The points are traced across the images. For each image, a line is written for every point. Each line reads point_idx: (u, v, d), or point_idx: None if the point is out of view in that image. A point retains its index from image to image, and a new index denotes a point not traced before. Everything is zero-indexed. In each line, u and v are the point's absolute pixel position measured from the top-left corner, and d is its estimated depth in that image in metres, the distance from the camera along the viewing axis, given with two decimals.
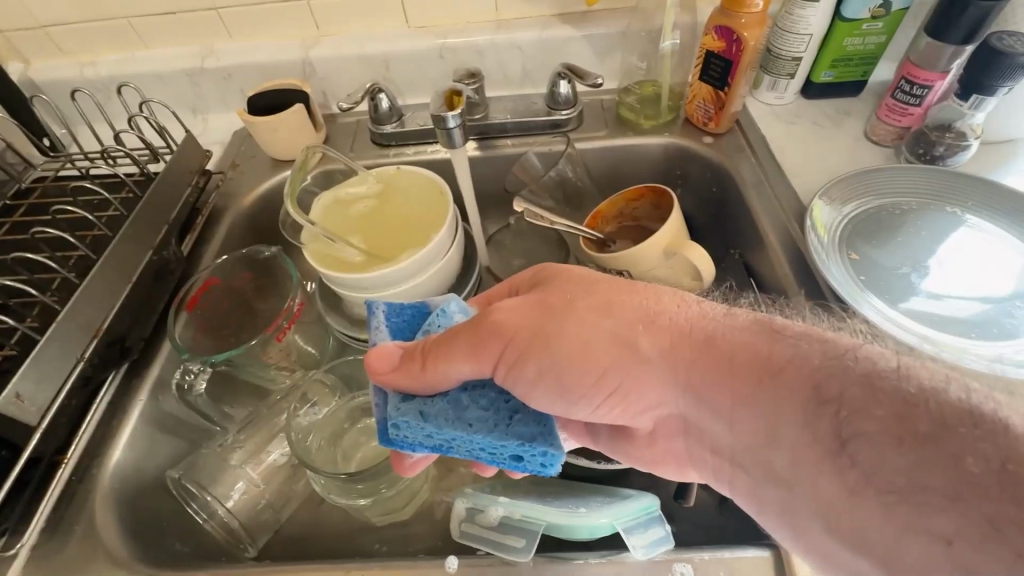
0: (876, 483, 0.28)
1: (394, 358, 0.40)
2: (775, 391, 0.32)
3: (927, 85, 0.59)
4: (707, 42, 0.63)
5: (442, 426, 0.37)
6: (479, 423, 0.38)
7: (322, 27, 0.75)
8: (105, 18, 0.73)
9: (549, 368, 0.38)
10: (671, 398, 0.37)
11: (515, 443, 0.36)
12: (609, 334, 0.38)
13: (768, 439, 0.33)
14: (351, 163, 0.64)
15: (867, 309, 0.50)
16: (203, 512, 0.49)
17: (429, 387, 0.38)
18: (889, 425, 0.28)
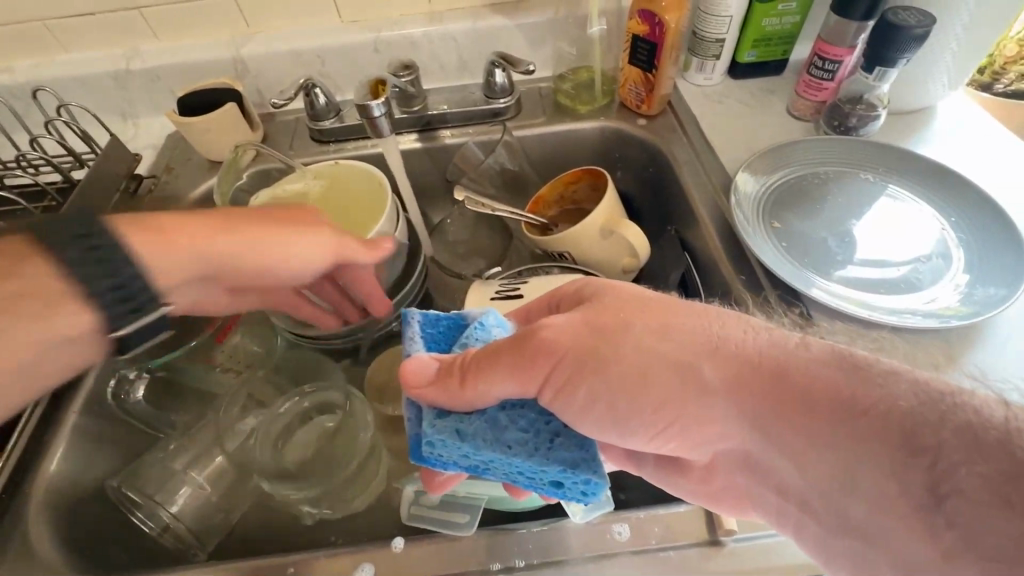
0: (976, 546, 0.26)
1: (430, 368, 0.37)
2: (862, 434, 0.30)
3: (838, 60, 0.63)
4: (632, 26, 0.64)
5: (481, 447, 0.35)
6: (519, 446, 0.35)
7: (252, 24, 0.74)
8: (17, 21, 0.70)
9: (601, 391, 0.36)
10: (739, 436, 0.34)
11: (558, 470, 0.35)
12: (668, 363, 0.35)
13: (840, 479, 0.31)
14: (286, 159, 0.63)
15: (799, 278, 0.52)
16: (149, 520, 0.48)
17: (467, 405, 0.36)
18: (991, 484, 0.26)
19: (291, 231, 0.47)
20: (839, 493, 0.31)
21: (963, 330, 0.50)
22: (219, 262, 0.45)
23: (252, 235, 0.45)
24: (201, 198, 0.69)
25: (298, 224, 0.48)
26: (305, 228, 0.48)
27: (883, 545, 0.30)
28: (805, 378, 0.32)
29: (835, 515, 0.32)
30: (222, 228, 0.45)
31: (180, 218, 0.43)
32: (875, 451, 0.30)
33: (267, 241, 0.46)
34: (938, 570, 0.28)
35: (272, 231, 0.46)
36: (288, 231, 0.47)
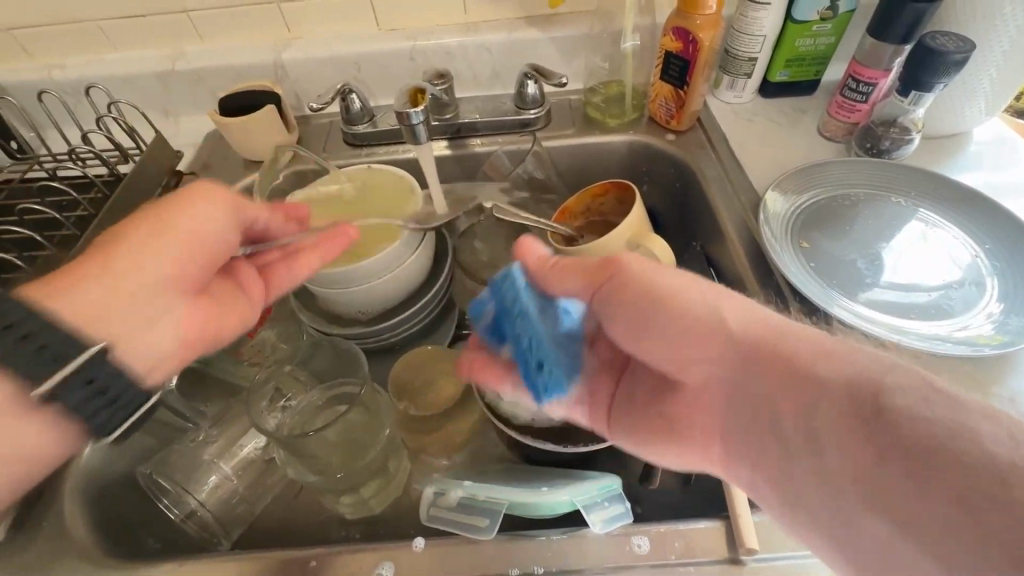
0: (907, 459, 0.26)
1: (545, 255, 0.45)
2: (834, 389, 0.30)
3: (872, 82, 0.63)
4: (666, 43, 0.65)
5: (526, 312, 0.44)
6: (547, 332, 0.45)
7: (293, 30, 0.76)
8: (72, 20, 0.73)
9: (632, 310, 0.39)
10: (720, 359, 0.36)
11: (548, 357, 0.44)
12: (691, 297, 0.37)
13: (806, 431, 0.31)
14: (322, 162, 0.65)
15: (828, 301, 0.52)
16: (177, 507, 0.51)
17: (543, 283, 0.44)
18: (937, 413, 0.26)
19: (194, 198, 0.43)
20: (802, 447, 0.31)
21: (995, 361, 0.49)
22: (189, 243, 0.41)
23: (169, 220, 0.41)
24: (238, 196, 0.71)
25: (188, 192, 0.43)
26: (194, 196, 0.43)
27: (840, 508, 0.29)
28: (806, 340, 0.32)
29: (786, 438, 0.32)
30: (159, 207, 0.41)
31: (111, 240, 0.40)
32: (839, 405, 0.29)
33: (182, 220, 0.41)
34: (875, 487, 0.27)
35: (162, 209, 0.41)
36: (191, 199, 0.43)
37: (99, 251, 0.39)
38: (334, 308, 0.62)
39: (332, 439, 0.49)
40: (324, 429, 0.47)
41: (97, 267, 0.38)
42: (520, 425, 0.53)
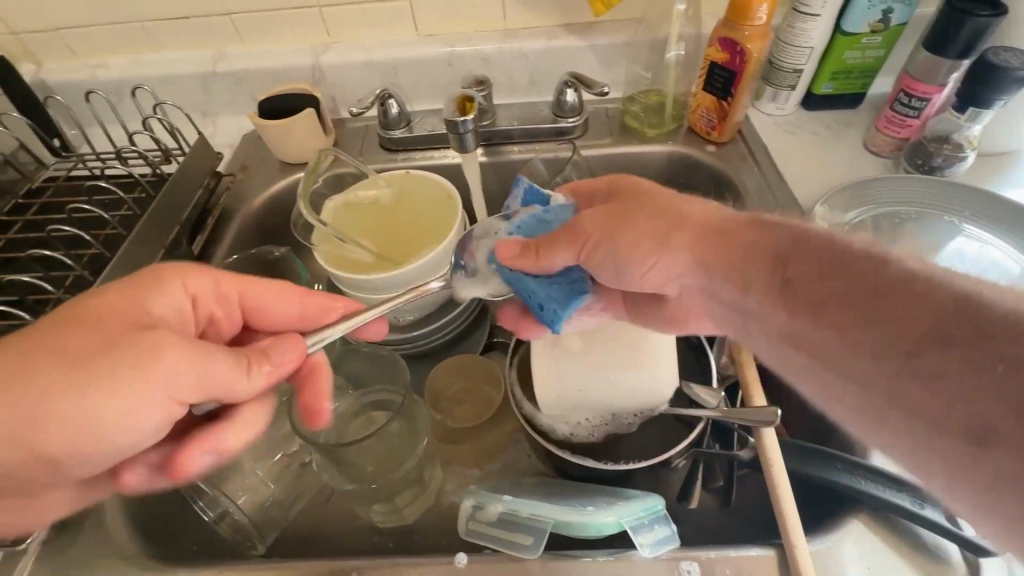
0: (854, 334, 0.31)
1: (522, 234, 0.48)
2: (871, 286, 0.31)
3: (926, 98, 0.61)
4: (711, 53, 0.64)
5: (517, 277, 0.46)
6: (541, 281, 0.47)
7: (333, 34, 0.76)
8: (117, 21, 0.74)
9: (609, 252, 0.44)
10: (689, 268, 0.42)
11: (545, 295, 0.46)
12: (645, 224, 0.43)
13: (843, 330, 0.32)
14: (362, 166, 0.65)
15: None
16: (211, 510, 0.49)
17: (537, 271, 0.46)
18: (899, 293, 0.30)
19: (105, 367, 0.34)
20: (844, 350, 0.31)
21: None
22: (47, 433, 0.33)
23: (39, 387, 0.33)
24: (276, 198, 0.72)
25: (114, 349, 0.34)
26: (117, 369, 0.34)
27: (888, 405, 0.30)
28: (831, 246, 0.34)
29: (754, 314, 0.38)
30: (77, 352, 0.34)
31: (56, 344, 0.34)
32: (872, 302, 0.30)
33: (60, 398, 0.33)
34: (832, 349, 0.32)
35: (64, 358, 0.34)
36: (88, 374, 0.33)
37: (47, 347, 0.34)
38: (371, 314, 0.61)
39: (373, 450, 0.49)
40: (364, 440, 0.46)
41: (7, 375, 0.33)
42: (558, 440, 0.51)
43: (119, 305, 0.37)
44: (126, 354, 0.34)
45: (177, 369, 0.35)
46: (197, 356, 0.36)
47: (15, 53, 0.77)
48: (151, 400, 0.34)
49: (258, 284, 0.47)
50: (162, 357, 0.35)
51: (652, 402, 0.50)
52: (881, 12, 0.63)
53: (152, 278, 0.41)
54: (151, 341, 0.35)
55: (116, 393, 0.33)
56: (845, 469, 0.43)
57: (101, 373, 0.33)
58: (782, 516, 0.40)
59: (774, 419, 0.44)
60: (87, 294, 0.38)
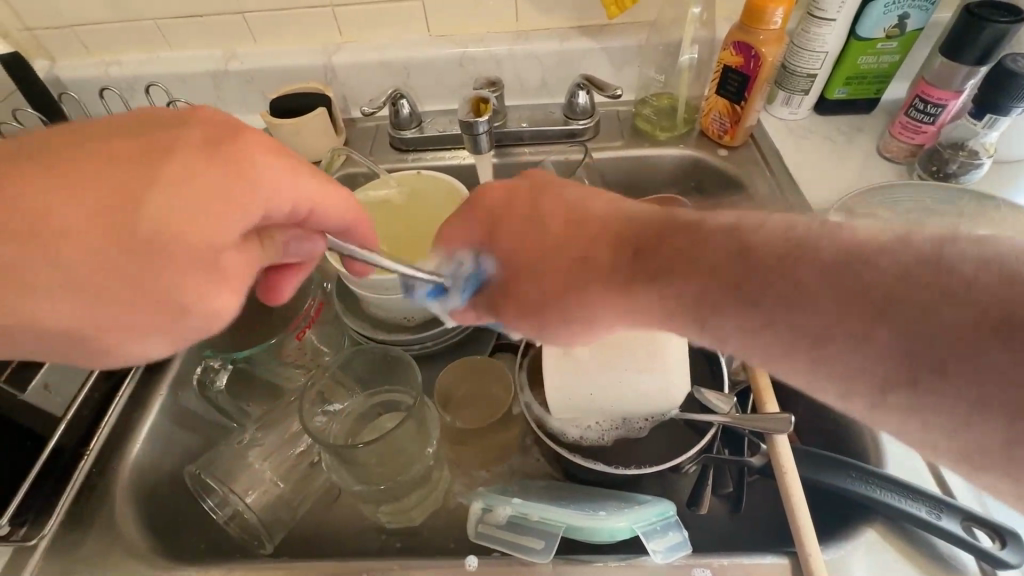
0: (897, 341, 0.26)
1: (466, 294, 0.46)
2: (817, 284, 0.28)
3: (941, 104, 0.61)
4: (725, 57, 0.64)
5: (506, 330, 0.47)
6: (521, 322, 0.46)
7: (345, 34, 0.76)
8: (131, 19, 0.75)
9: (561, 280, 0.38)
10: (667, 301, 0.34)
11: None
12: (566, 245, 0.38)
13: (817, 331, 0.28)
14: (373, 166, 0.65)
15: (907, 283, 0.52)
16: (222, 508, 0.50)
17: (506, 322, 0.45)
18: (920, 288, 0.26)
19: (78, 218, 0.28)
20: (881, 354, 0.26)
21: None
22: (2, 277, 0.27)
23: (84, 245, 0.28)
24: None
25: (105, 193, 0.28)
26: (105, 229, 0.28)
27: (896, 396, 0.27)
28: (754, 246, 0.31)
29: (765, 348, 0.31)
30: (58, 178, 0.28)
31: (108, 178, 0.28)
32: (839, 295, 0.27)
33: (24, 235, 0.27)
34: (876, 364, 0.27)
35: (42, 191, 0.27)
36: (61, 227, 0.27)
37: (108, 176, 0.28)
38: (381, 314, 0.61)
39: (379, 452, 0.47)
40: (372, 444, 0.46)
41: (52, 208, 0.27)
42: (570, 443, 0.52)
43: (119, 137, 0.30)
44: (127, 192, 0.28)
45: (173, 226, 0.29)
46: (197, 204, 0.30)
47: (29, 50, 0.77)
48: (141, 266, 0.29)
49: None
50: (149, 205, 0.29)
51: (663, 407, 0.50)
52: (897, 18, 0.62)
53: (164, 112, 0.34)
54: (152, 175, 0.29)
55: (91, 255, 0.28)
56: (859, 477, 0.43)
57: (83, 230, 0.28)
58: (795, 524, 0.40)
59: (786, 427, 0.44)
60: (159, 129, 0.32)
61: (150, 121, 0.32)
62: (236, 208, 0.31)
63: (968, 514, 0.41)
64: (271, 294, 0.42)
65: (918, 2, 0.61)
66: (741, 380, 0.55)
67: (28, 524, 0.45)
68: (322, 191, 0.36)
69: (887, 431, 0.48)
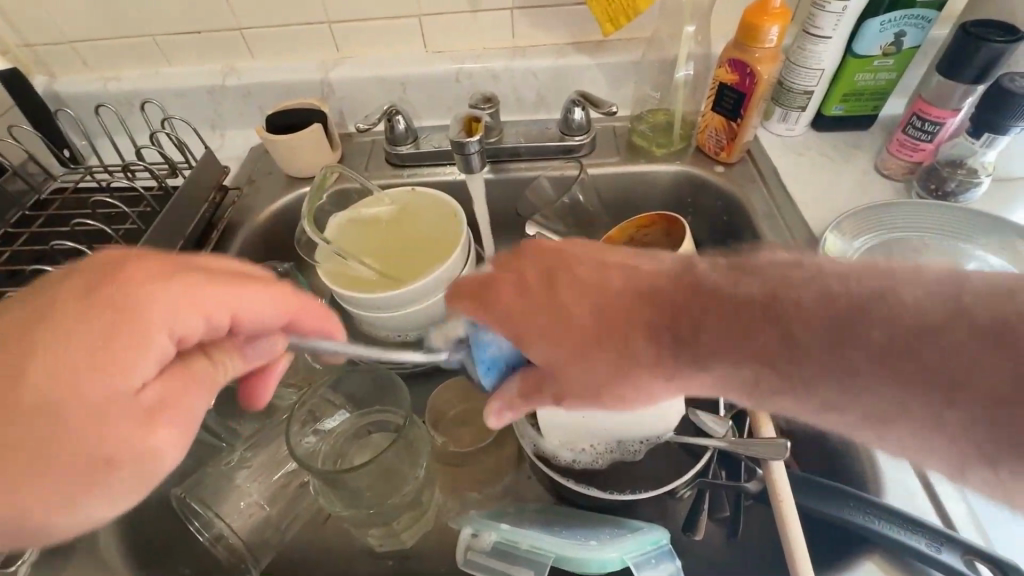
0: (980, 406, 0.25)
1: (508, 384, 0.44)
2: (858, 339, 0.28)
3: (939, 122, 0.60)
4: (721, 74, 0.64)
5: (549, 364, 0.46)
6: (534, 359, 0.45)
7: (341, 49, 0.76)
8: (131, 36, 0.75)
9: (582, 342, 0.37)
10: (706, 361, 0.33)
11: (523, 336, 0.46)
12: (615, 293, 0.36)
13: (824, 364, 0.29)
14: (367, 182, 0.65)
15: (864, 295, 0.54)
16: (206, 530, 0.49)
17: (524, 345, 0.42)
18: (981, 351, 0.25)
19: (57, 472, 0.29)
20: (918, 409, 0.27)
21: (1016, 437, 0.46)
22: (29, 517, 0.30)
23: (64, 481, 0.29)
24: (279, 214, 0.72)
25: (88, 445, 0.30)
26: (109, 479, 0.31)
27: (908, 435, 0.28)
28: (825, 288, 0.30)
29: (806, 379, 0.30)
30: (42, 433, 0.29)
31: (74, 423, 0.29)
32: (877, 331, 0.27)
33: (62, 489, 0.30)
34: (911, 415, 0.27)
35: (25, 450, 0.28)
36: (47, 480, 0.29)
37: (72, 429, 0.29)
38: (372, 331, 0.61)
39: (370, 476, 0.47)
40: (362, 467, 0.45)
41: (32, 454, 0.29)
42: (562, 466, 0.50)
43: (101, 384, 0.30)
44: (126, 438, 0.31)
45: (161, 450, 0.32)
46: (185, 419, 0.33)
47: (28, 64, 0.78)
48: (135, 486, 0.32)
49: (253, 287, 0.37)
50: (158, 437, 0.32)
51: (658, 430, 0.49)
52: (894, 35, 0.62)
53: (113, 297, 0.31)
54: (158, 409, 0.32)
55: (105, 492, 0.31)
56: (857, 507, 0.42)
57: (98, 484, 0.30)
58: (790, 550, 0.40)
59: (781, 453, 0.43)
60: (131, 345, 0.31)
61: (117, 335, 0.30)
62: (207, 390, 0.35)
63: (970, 546, 0.39)
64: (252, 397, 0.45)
65: (914, 20, 0.61)
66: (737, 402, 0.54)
67: None
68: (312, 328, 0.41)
69: (888, 460, 0.46)
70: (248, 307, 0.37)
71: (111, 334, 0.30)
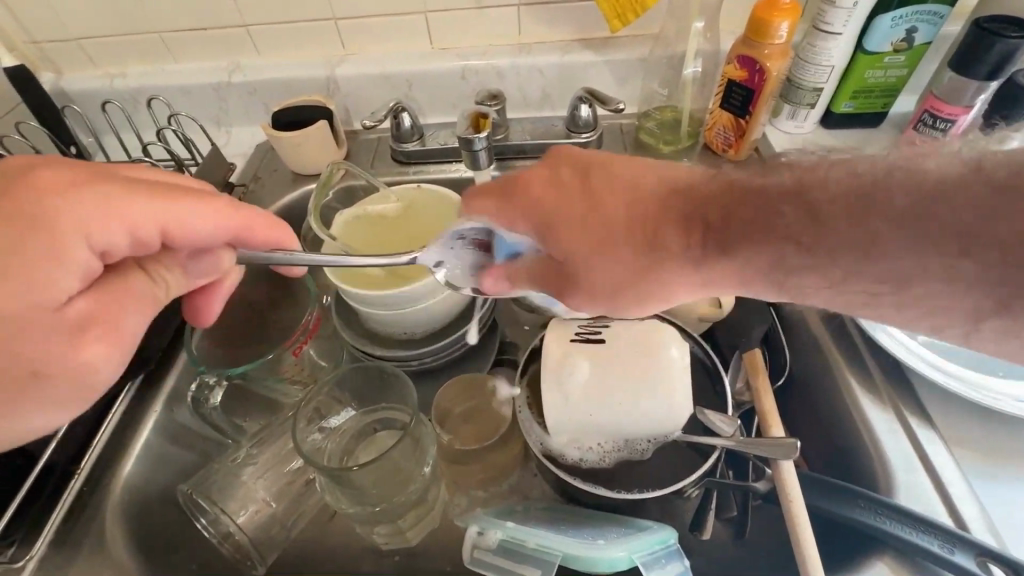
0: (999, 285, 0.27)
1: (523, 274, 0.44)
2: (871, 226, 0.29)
3: (951, 119, 0.60)
4: (729, 71, 0.63)
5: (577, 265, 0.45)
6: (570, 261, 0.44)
7: (347, 46, 0.76)
8: (136, 33, 0.75)
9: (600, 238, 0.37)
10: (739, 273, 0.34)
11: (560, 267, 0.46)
12: (632, 197, 0.37)
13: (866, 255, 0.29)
14: (373, 179, 0.64)
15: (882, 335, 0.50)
16: (213, 528, 0.49)
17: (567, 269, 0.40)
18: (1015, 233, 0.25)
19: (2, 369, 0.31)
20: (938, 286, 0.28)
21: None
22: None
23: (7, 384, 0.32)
24: (285, 211, 0.72)
25: (23, 351, 0.31)
26: (37, 388, 0.33)
27: (928, 296, 0.29)
28: (862, 164, 0.30)
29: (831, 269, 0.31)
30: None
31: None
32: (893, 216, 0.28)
33: (6, 398, 0.32)
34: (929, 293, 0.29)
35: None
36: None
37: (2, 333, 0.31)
38: (377, 328, 0.61)
39: (376, 473, 0.46)
40: (368, 465, 0.44)
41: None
42: (569, 465, 0.50)
43: (23, 294, 0.31)
44: (48, 352, 0.32)
45: (92, 363, 0.34)
46: (118, 336, 0.35)
47: (35, 61, 0.78)
48: (64, 399, 0.34)
49: (178, 201, 0.36)
50: (91, 350, 0.34)
51: (667, 429, 0.48)
52: (905, 31, 0.61)
53: (24, 193, 0.32)
54: (86, 322, 0.33)
55: (44, 403, 0.33)
56: (868, 508, 0.42)
57: (27, 393, 0.33)
58: (800, 551, 0.40)
59: (791, 453, 0.43)
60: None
61: (29, 247, 0.31)
62: (141, 305, 0.37)
63: (983, 549, 0.39)
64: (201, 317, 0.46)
65: (926, 16, 0.60)
66: (745, 401, 0.54)
67: (16, 544, 0.44)
68: (248, 228, 0.40)
69: (900, 462, 0.46)
70: (133, 182, 0.35)
71: None
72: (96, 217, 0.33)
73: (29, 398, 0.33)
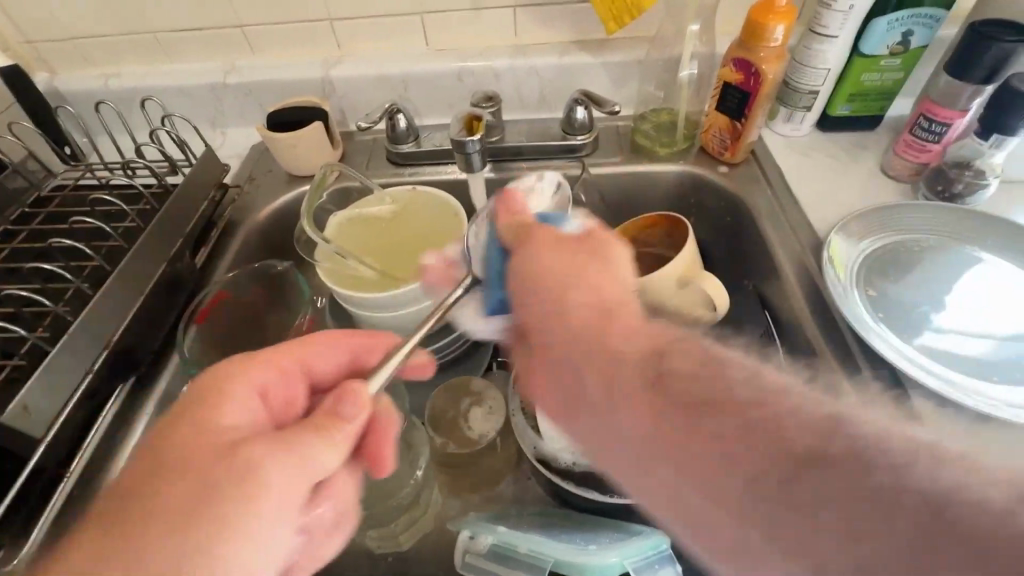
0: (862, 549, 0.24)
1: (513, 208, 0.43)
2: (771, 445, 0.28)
3: (947, 123, 0.60)
4: (726, 74, 0.63)
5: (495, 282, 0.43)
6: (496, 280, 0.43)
7: (343, 48, 0.76)
8: (131, 32, 0.75)
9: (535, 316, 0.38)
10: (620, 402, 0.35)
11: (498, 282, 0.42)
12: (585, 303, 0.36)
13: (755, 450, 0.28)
14: (368, 181, 0.64)
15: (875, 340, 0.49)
16: None
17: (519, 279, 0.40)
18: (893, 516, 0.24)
19: (161, 526, 0.30)
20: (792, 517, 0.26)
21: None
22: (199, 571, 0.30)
23: (184, 541, 0.30)
24: (280, 212, 0.72)
25: (182, 494, 0.31)
26: (204, 527, 0.31)
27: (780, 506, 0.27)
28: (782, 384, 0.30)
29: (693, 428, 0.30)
30: (189, 478, 0.32)
31: (178, 470, 0.32)
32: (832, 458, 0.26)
33: (193, 549, 0.30)
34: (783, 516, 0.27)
35: (162, 501, 0.31)
36: (162, 538, 0.30)
37: (214, 484, 0.31)
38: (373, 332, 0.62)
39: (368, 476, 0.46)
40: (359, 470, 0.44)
41: (150, 514, 0.30)
42: (561, 469, 0.49)
43: (217, 420, 0.36)
44: (239, 480, 0.32)
45: (250, 480, 0.32)
46: (288, 458, 0.34)
47: (29, 61, 0.78)
48: (262, 536, 0.33)
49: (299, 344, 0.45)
50: (266, 463, 0.33)
51: None
52: (901, 34, 0.61)
53: (213, 380, 0.39)
54: (279, 444, 0.34)
55: (224, 539, 0.31)
56: None
57: (199, 532, 0.31)
58: None
59: None
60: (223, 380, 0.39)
61: (200, 408, 0.36)
62: (313, 433, 0.36)
63: None
64: (376, 465, 0.44)
65: (922, 19, 0.60)
66: None
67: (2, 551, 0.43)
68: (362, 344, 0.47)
69: None
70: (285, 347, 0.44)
71: (219, 385, 0.38)
72: (242, 386, 0.39)
73: (203, 533, 0.31)
